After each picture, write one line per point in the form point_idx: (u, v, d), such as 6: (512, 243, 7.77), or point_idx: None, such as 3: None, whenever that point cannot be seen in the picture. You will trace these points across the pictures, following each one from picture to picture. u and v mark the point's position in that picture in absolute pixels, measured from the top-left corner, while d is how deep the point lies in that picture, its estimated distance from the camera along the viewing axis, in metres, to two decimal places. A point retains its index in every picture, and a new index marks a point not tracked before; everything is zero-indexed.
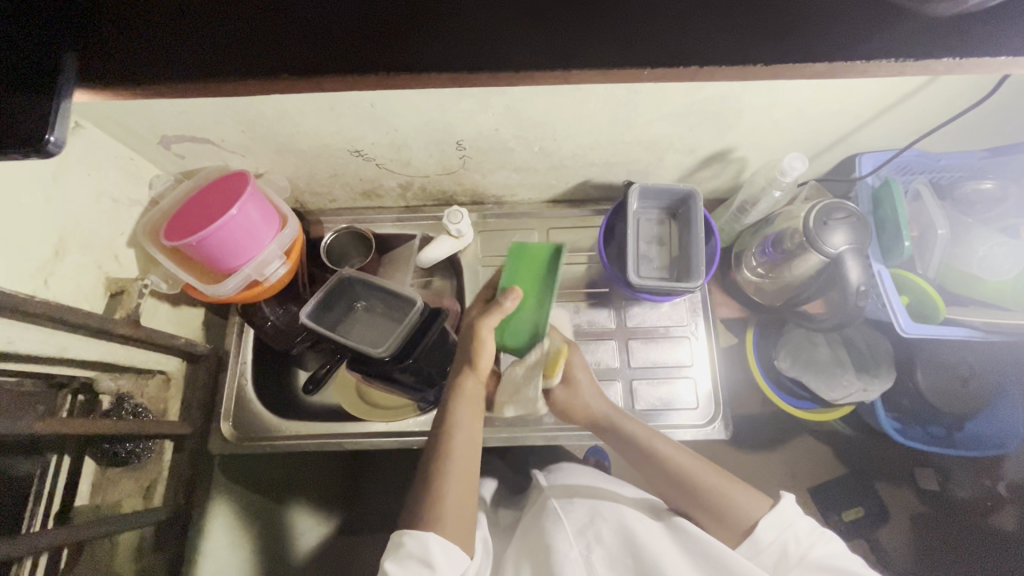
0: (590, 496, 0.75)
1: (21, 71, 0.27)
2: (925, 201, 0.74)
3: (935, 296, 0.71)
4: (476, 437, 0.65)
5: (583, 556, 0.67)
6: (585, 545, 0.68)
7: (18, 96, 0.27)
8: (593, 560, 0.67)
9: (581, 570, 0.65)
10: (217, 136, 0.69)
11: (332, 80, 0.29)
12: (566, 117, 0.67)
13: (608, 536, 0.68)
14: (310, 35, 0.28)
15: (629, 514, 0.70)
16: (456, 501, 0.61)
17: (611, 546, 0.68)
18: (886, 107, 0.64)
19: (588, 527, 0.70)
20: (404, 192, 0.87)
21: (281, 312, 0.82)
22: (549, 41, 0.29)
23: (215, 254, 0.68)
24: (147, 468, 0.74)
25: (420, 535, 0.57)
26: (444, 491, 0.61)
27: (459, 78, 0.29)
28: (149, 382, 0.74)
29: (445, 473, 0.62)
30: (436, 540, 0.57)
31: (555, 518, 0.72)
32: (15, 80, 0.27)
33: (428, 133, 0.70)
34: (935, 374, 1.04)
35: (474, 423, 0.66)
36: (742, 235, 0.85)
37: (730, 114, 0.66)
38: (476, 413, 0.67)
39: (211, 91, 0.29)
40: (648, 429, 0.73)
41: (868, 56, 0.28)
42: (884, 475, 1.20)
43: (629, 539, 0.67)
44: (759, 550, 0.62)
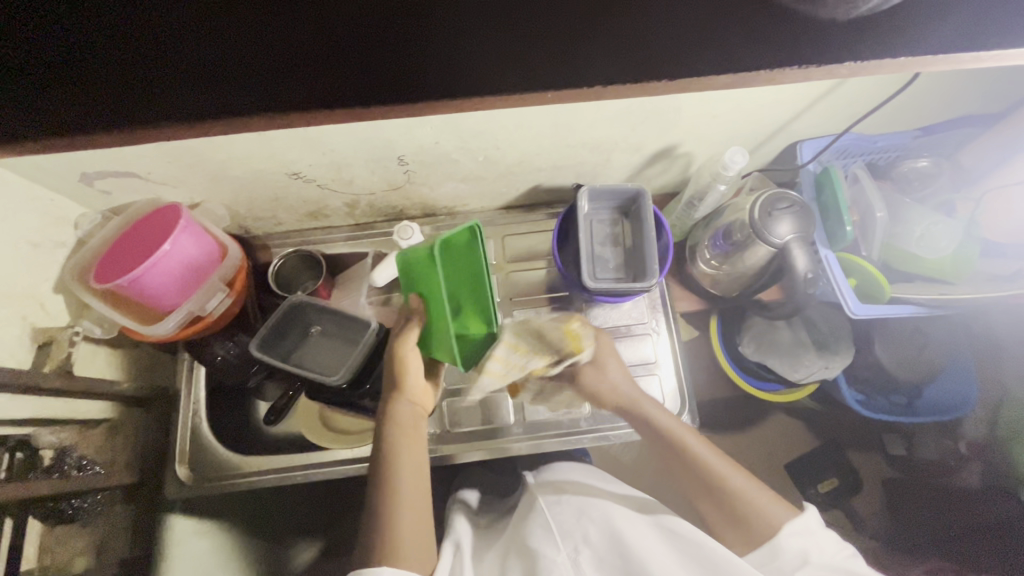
0: (576, 497, 0.74)
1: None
2: (864, 183, 0.75)
3: (879, 276, 0.72)
4: (419, 459, 0.64)
5: (571, 557, 0.64)
6: (573, 546, 0.66)
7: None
8: (580, 561, 0.65)
9: (569, 570, 0.63)
10: (142, 169, 0.66)
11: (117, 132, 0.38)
12: (507, 125, 0.66)
13: (596, 537, 0.67)
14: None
15: (617, 514, 0.69)
16: (409, 527, 0.60)
17: (598, 546, 0.66)
18: (818, 96, 0.65)
19: (576, 528, 0.68)
20: (352, 210, 0.84)
21: (232, 346, 0.79)
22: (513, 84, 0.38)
23: (150, 292, 0.65)
24: (97, 522, 0.69)
25: (373, 568, 0.56)
26: (397, 519, 0.60)
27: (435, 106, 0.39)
28: (94, 431, 0.70)
29: (394, 507, 0.60)
30: (393, 568, 0.56)
31: (542, 519, 0.70)
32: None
33: (367, 150, 0.68)
34: (891, 346, 1.08)
35: (414, 446, 0.64)
36: (695, 229, 0.86)
37: (669, 112, 0.66)
38: (414, 439, 0.65)
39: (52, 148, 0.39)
40: (675, 423, 0.71)
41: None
42: (852, 443, 1.24)
43: (616, 538, 0.66)
44: (777, 556, 0.61)
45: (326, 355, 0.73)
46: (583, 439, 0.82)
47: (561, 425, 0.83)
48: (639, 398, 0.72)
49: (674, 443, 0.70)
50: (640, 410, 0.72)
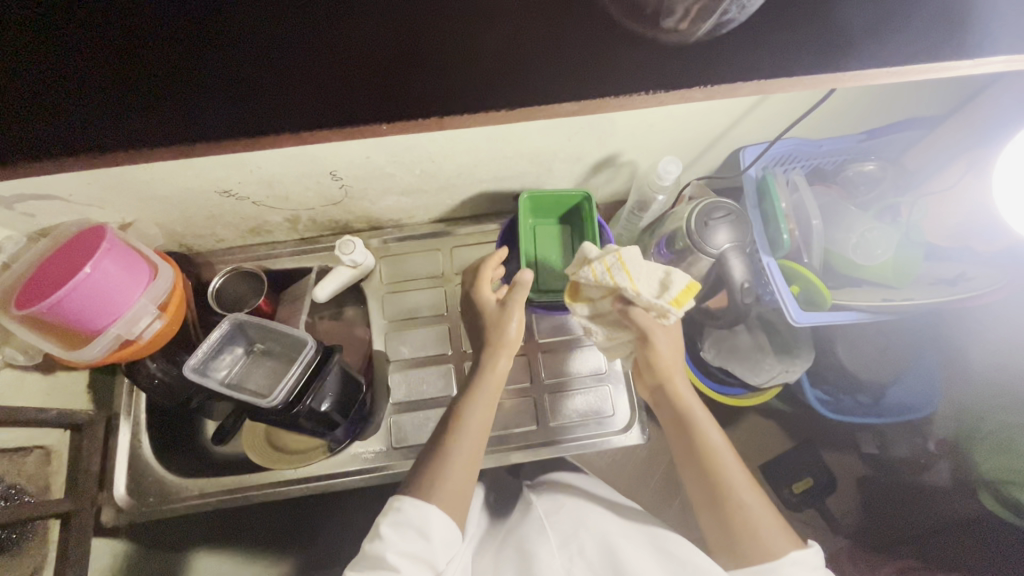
0: (575, 506, 0.74)
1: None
2: (803, 191, 0.74)
3: (819, 285, 0.71)
4: (487, 421, 0.64)
5: (563, 565, 0.66)
6: (567, 556, 0.67)
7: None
8: (571, 568, 0.66)
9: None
10: (62, 191, 0.64)
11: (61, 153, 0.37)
12: (436, 139, 0.65)
13: (590, 547, 0.67)
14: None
15: (615, 529, 0.69)
16: (450, 492, 0.58)
17: (589, 553, 0.67)
18: (749, 104, 0.64)
19: (572, 537, 0.69)
20: (294, 225, 0.83)
21: (167, 365, 0.77)
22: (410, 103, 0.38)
23: (73, 317, 0.64)
24: (29, 552, 0.66)
25: (420, 505, 0.56)
26: (437, 484, 0.58)
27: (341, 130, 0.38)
28: (26, 459, 0.68)
29: (443, 464, 0.60)
30: (437, 515, 0.56)
31: (540, 528, 0.71)
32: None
33: (296, 167, 0.67)
34: (853, 348, 1.09)
35: (486, 402, 0.65)
36: (643, 237, 0.85)
37: (601, 123, 0.65)
38: (487, 403, 0.65)
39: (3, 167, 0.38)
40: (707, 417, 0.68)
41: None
42: (827, 443, 1.22)
43: (612, 552, 0.65)
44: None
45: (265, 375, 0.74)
46: (534, 453, 0.81)
47: (512, 439, 0.82)
48: (676, 383, 0.70)
49: (699, 449, 0.66)
50: (673, 396, 0.70)
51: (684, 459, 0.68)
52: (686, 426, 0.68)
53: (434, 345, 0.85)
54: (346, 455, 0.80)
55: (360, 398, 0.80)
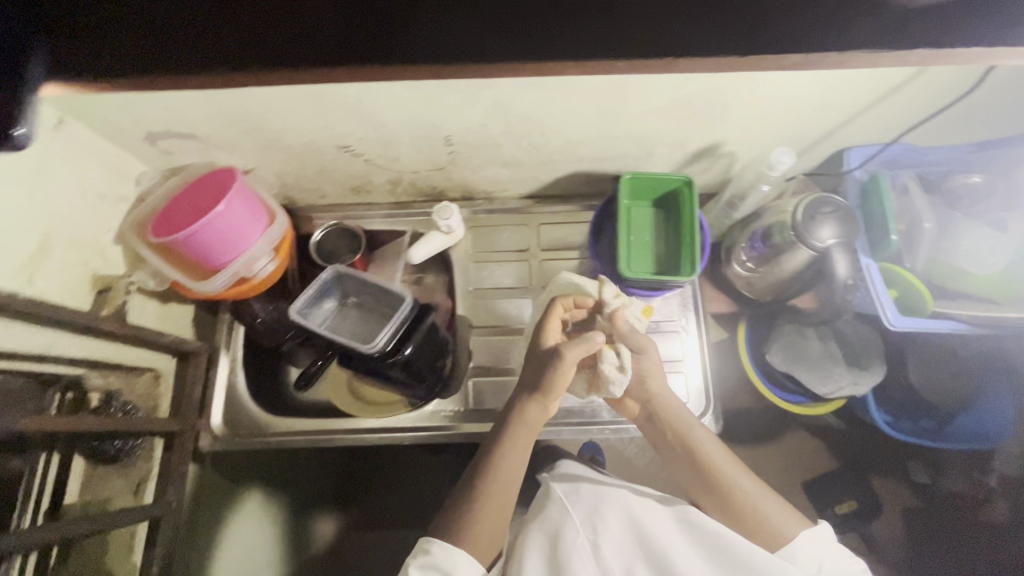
0: (591, 487, 0.74)
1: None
2: (914, 195, 0.74)
3: (924, 290, 0.71)
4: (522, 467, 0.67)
5: (591, 540, 0.66)
6: (592, 527, 0.67)
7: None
8: (599, 544, 0.66)
9: (588, 555, 0.64)
10: (203, 132, 0.69)
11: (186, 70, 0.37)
12: (554, 111, 0.67)
13: (615, 523, 0.68)
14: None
15: (638, 505, 0.70)
16: (487, 533, 0.63)
17: (617, 532, 0.67)
18: (872, 101, 0.64)
19: (595, 514, 0.69)
20: (394, 188, 0.86)
21: (271, 309, 0.82)
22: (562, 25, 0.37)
23: (203, 251, 0.68)
24: (136, 466, 0.75)
25: (448, 549, 0.60)
26: (478, 526, 0.63)
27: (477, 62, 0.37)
28: (138, 380, 0.74)
29: (485, 504, 0.64)
30: (464, 557, 0.60)
31: (560, 508, 0.71)
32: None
33: (416, 129, 0.70)
34: (922, 367, 1.06)
35: (520, 454, 0.67)
36: (732, 231, 0.85)
37: (717, 108, 0.66)
38: (522, 443, 0.67)
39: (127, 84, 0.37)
40: (694, 422, 0.74)
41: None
42: (875, 469, 1.18)
43: (639, 530, 0.67)
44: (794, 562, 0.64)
45: (358, 327, 0.78)
46: (603, 431, 0.83)
47: (582, 415, 0.83)
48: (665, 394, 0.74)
49: (693, 452, 0.72)
50: (663, 406, 0.74)
51: (678, 462, 0.74)
52: (677, 433, 0.73)
53: (513, 316, 0.87)
54: (426, 411, 0.82)
55: (442, 361, 0.83)
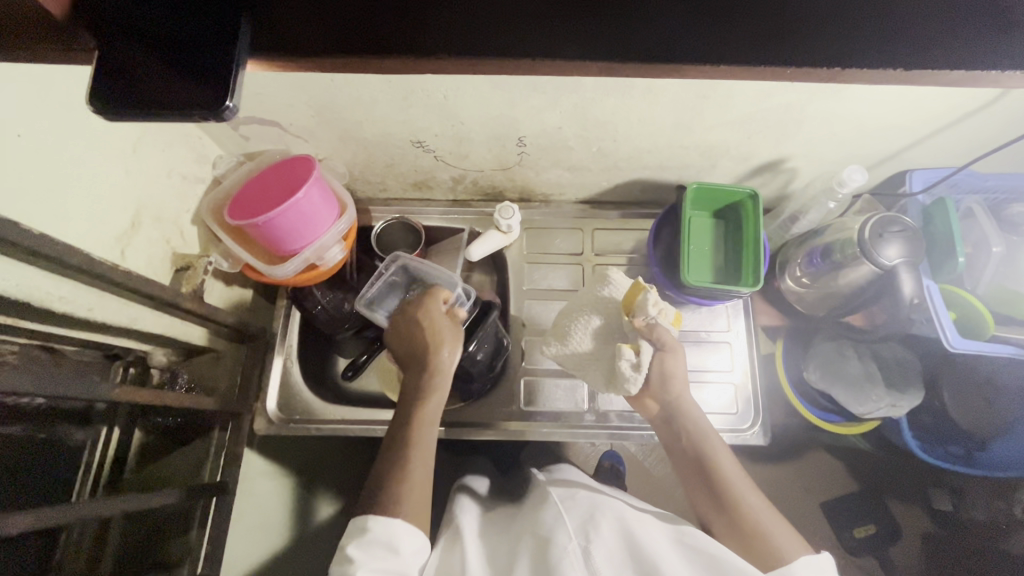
0: (588, 495, 0.72)
1: (193, 47, 0.27)
2: (980, 220, 0.75)
3: (986, 314, 0.71)
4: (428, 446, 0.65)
5: (583, 548, 0.62)
6: (585, 534, 0.63)
7: (178, 76, 0.27)
8: (592, 551, 0.62)
9: (579, 562, 0.60)
10: (285, 120, 0.70)
11: (337, 59, 0.29)
12: (630, 118, 0.69)
13: (608, 531, 0.64)
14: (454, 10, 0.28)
15: (630, 513, 0.67)
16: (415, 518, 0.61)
17: (610, 542, 0.63)
18: (945, 124, 0.66)
19: (588, 520, 0.66)
20: (456, 185, 0.88)
21: (330, 297, 0.83)
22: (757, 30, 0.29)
23: (279, 235, 0.69)
24: (194, 445, 0.77)
25: (387, 522, 0.59)
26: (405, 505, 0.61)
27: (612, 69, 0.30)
28: (199, 359, 0.76)
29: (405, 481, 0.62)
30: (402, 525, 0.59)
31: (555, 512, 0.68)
32: (190, 66, 0.27)
33: (492, 128, 0.71)
34: (961, 394, 1.02)
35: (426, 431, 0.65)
36: (787, 246, 0.87)
37: (791, 123, 0.68)
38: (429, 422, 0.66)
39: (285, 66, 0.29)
40: (706, 430, 0.70)
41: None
42: (897, 495, 1.18)
43: (630, 535, 0.64)
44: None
45: None
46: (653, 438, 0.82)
47: (631, 419, 0.83)
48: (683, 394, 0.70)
49: (704, 462, 0.68)
50: (678, 409, 0.70)
51: (687, 470, 0.69)
52: (689, 440, 0.70)
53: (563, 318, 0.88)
54: (479, 406, 0.85)
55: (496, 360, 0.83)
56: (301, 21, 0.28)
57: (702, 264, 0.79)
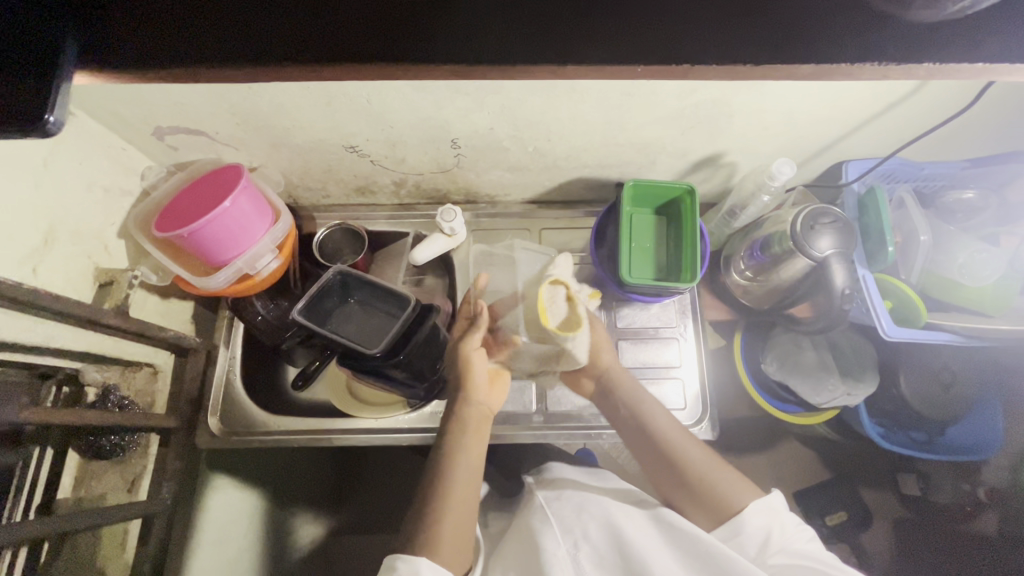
0: (576, 493, 0.73)
1: (23, 57, 0.26)
2: (909, 208, 0.76)
3: (917, 301, 0.73)
4: (476, 466, 0.67)
5: (570, 553, 0.64)
6: (572, 543, 0.65)
7: (11, 87, 0.26)
8: (580, 558, 0.64)
9: (568, 568, 0.63)
10: (210, 129, 0.69)
11: (168, 73, 0.28)
12: (560, 117, 0.68)
13: (595, 534, 0.66)
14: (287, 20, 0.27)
15: (618, 510, 0.68)
16: (449, 534, 0.62)
17: (599, 546, 0.65)
18: (869, 115, 0.66)
19: (575, 524, 0.67)
20: (398, 189, 0.87)
21: (273, 307, 0.82)
22: (598, 19, 0.28)
23: (208, 246, 0.68)
24: (132, 461, 0.74)
25: (411, 561, 0.59)
26: (441, 521, 0.63)
27: (458, 71, 0.29)
28: (136, 375, 0.74)
29: (444, 497, 0.64)
30: (428, 564, 0.59)
31: (540, 517, 0.70)
32: (10, 75, 0.26)
33: (424, 131, 0.71)
34: (917, 381, 1.01)
35: (475, 455, 0.68)
36: (732, 239, 0.87)
37: (721, 118, 0.68)
38: (477, 445, 0.68)
39: (123, 80, 0.28)
40: (642, 392, 0.72)
41: (865, 49, 0.28)
42: (867, 481, 1.15)
43: (617, 536, 0.64)
44: (740, 534, 0.61)
45: (364, 326, 0.76)
46: (602, 436, 0.82)
47: (581, 419, 0.83)
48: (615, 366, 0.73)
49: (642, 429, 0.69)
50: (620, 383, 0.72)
51: (628, 434, 0.71)
52: (622, 411, 0.71)
53: None
54: (429, 411, 0.84)
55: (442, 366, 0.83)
56: (130, 35, 0.27)
57: (643, 265, 0.79)
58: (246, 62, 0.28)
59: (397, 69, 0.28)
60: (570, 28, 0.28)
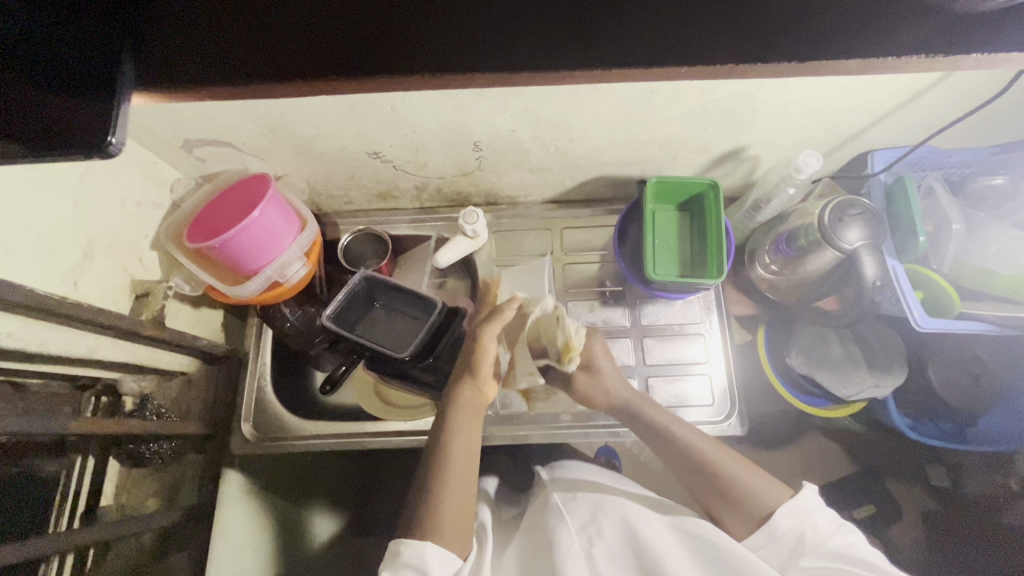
0: (591, 493, 0.72)
1: (86, 76, 0.27)
2: (939, 197, 0.76)
3: (950, 292, 0.72)
4: (472, 453, 0.66)
5: (584, 549, 0.63)
6: (586, 539, 0.64)
7: (75, 111, 0.27)
8: (594, 554, 0.63)
9: (582, 563, 0.62)
10: (238, 140, 0.70)
11: (216, 89, 0.29)
12: (583, 117, 0.68)
13: (611, 532, 0.65)
14: (333, 35, 0.28)
15: (633, 510, 0.68)
16: (453, 519, 0.62)
17: (614, 544, 0.64)
18: (896, 105, 0.65)
19: (589, 522, 0.67)
20: (420, 193, 0.87)
21: (300, 313, 0.83)
22: (636, 26, 0.29)
23: (238, 256, 0.69)
24: (168, 469, 0.75)
25: (415, 545, 0.60)
26: (442, 503, 0.63)
27: (500, 80, 0.30)
28: (170, 383, 0.76)
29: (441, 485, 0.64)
30: (432, 549, 0.60)
31: (555, 514, 0.69)
32: (74, 98, 0.27)
33: (447, 135, 0.71)
34: (948, 369, 0.99)
35: (470, 440, 0.67)
36: (755, 233, 0.87)
37: (745, 113, 0.67)
38: (475, 422, 0.68)
39: (174, 98, 0.29)
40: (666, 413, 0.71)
41: (911, 43, 0.28)
42: (896, 472, 1.14)
43: (633, 536, 0.64)
44: (774, 538, 0.61)
45: (392, 327, 0.77)
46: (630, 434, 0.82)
47: (607, 418, 0.83)
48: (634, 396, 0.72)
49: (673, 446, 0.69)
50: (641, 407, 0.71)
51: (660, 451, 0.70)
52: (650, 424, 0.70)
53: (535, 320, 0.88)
54: None
55: None
56: (184, 56, 0.28)
57: (668, 262, 0.79)
58: (299, 79, 0.28)
59: (434, 78, 0.29)
60: (606, 33, 0.28)
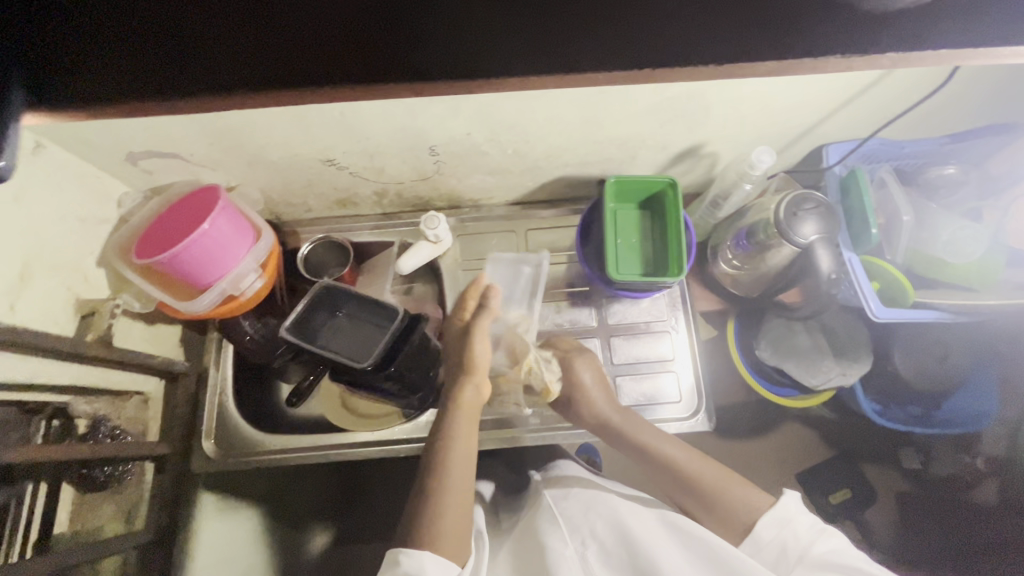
0: (585, 491, 0.72)
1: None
2: (891, 188, 0.76)
3: (904, 282, 0.73)
4: (471, 454, 0.66)
5: (579, 553, 0.64)
6: (580, 541, 0.65)
7: None
8: (588, 557, 0.64)
9: (576, 566, 0.62)
10: (185, 150, 0.68)
11: (113, 105, 0.31)
12: (537, 118, 0.67)
13: (603, 533, 0.65)
14: (223, 45, 0.30)
15: (626, 509, 0.67)
16: (452, 522, 0.60)
17: (608, 545, 0.64)
18: (845, 99, 0.66)
19: (583, 523, 0.67)
20: (380, 199, 0.86)
21: (260, 326, 0.81)
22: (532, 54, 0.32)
23: (188, 270, 0.67)
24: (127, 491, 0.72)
25: (415, 553, 0.57)
26: (443, 508, 0.61)
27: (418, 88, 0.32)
28: (126, 404, 0.73)
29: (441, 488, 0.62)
30: (434, 557, 0.57)
31: (549, 517, 0.70)
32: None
33: (402, 140, 0.70)
34: (911, 355, 1.00)
35: (469, 440, 0.66)
36: (718, 229, 0.87)
37: (699, 110, 0.67)
38: (472, 426, 0.67)
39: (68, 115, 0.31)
40: (644, 426, 0.73)
41: None
42: (868, 458, 1.16)
43: (626, 535, 0.64)
44: (759, 548, 0.61)
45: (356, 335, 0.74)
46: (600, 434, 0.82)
47: None
48: (608, 412, 0.74)
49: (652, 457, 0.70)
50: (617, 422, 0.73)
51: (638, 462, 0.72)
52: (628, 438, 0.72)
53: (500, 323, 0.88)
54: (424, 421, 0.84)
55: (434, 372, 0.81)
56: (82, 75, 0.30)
57: (630, 261, 0.79)
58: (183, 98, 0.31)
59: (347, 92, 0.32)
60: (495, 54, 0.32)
